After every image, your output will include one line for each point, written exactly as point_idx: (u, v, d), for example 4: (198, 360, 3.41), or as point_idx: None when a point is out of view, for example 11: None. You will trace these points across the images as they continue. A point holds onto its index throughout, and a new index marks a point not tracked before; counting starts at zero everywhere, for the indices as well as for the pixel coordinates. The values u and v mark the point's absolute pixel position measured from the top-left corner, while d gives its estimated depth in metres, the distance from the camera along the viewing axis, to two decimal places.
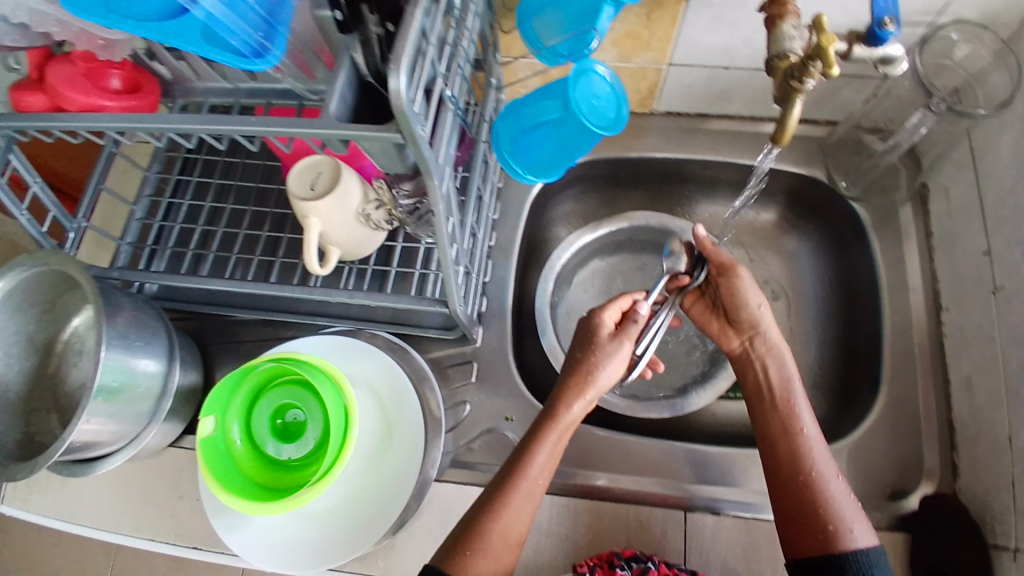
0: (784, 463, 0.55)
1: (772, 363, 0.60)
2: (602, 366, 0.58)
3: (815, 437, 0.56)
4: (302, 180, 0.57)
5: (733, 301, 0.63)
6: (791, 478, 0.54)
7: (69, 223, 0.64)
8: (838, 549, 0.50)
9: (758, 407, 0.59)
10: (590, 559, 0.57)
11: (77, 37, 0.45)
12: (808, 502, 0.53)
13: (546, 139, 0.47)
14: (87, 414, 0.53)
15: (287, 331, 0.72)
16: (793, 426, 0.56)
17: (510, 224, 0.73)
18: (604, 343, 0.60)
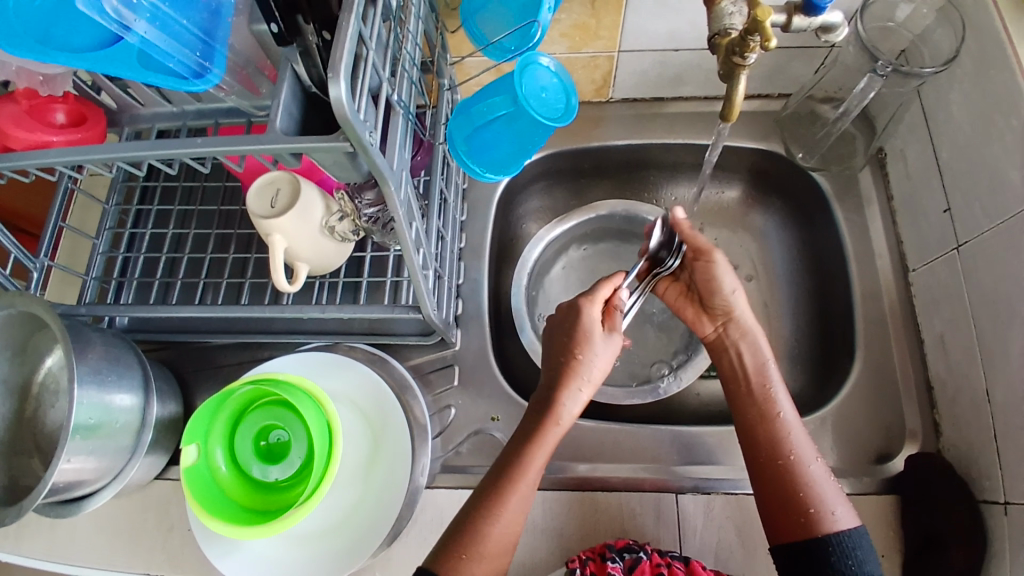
0: (763, 444, 0.55)
1: (747, 350, 0.60)
2: (597, 362, 0.58)
3: (794, 420, 0.56)
4: (261, 199, 0.56)
5: (708, 286, 0.63)
6: (771, 459, 0.54)
7: (33, 262, 0.62)
8: (819, 531, 0.51)
9: (734, 392, 0.59)
10: (583, 553, 0.57)
11: (16, 75, 0.44)
12: (788, 483, 0.53)
13: (501, 136, 0.47)
14: (66, 454, 0.52)
15: (263, 352, 0.71)
16: (771, 411, 0.56)
17: (479, 225, 0.73)
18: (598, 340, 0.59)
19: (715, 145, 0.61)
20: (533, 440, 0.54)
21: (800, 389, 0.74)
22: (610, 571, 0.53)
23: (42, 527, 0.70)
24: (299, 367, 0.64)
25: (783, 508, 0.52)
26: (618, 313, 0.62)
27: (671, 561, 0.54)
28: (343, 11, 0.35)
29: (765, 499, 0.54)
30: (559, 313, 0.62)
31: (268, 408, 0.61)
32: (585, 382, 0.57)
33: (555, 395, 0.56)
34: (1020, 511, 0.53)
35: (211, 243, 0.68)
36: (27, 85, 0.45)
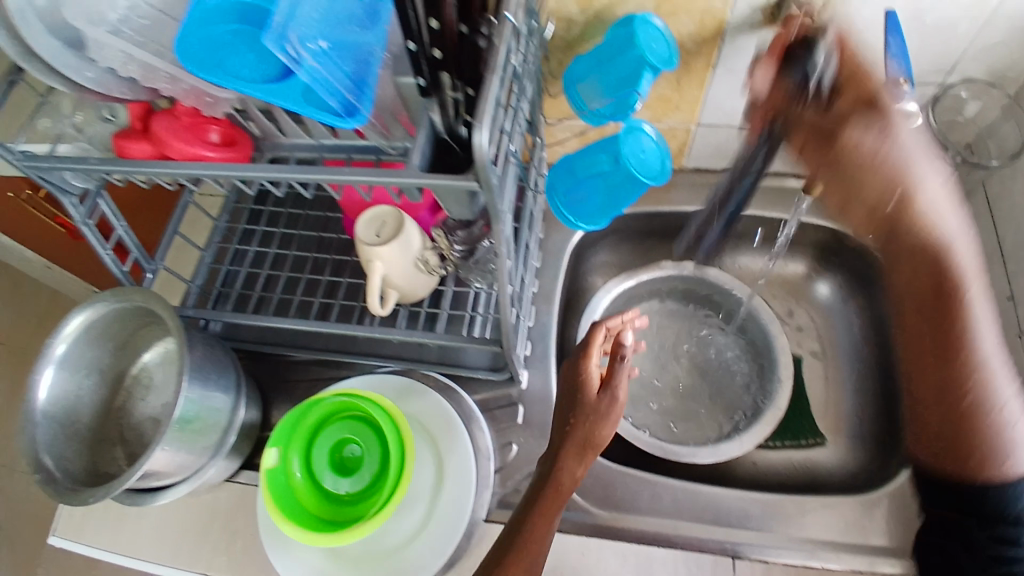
0: (958, 393, 0.57)
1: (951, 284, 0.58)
2: (601, 428, 0.56)
3: (977, 352, 0.57)
4: (369, 229, 0.62)
5: (852, 163, 0.56)
6: (953, 402, 0.58)
7: (149, 265, 0.68)
8: (986, 477, 0.57)
9: (927, 321, 0.59)
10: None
11: (185, 93, 0.49)
12: (967, 429, 0.57)
13: (599, 190, 0.52)
14: (164, 443, 0.57)
15: (340, 371, 0.76)
16: (955, 353, 0.57)
17: (552, 272, 0.77)
18: (597, 407, 0.56)
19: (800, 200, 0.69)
20: (542, 499, 0.53)
21: (859, 465, 0.74)
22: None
23: (118, 519, 0.73)
24: (377, 386, 0.68)
25: (959, 454, 0.59)
26: (618, 365, 0.58)
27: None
28: (489, 72, 0.41)
29: (940, 443, 0.60)
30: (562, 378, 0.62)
31: (344, 418, 0.65)
32: (583, 446, 0.55)
33: (557, 461, 0.54)
34: None
35: (308, 265, 0.74)
36: (195, 104, 0.50)
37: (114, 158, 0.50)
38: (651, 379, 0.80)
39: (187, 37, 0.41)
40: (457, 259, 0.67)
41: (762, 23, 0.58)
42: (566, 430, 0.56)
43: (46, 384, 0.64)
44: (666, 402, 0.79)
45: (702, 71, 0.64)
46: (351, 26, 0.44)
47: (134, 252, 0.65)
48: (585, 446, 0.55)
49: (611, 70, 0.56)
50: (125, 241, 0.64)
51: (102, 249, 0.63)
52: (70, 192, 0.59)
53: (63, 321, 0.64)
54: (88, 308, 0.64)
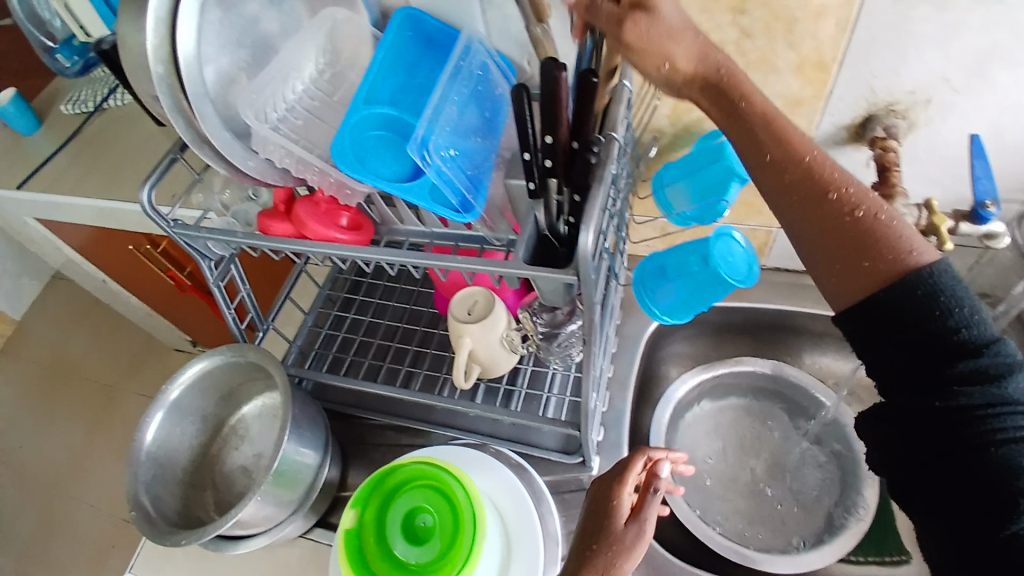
0: (796, 169, 0.48)
1: (790, 127, 0.49)
2: (622, 563, 0.50)
3: (801, 141, 0.49)
4: (461, 307, 0.67)
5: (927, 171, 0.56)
6: (813, 194, 0.48)
7: (262, 323, 0.75)
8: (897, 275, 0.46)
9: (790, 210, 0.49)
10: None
11: (327, 184, 0.57)
12: (849, 240, 0.47)
13: (686, 288, 0.55)
14: (260, 493, 0.62)
15: (417, 439, 0.79)
16: (797, 154, 0.49)
17: (627, 359, 0.79)
18: (621, 537, 0.52)
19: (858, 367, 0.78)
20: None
21: None
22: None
23: (196, 563, 0.77)
24: (453, 457, 0.70)
25: (851, 268, 0.47)
26: (649, 495, 0.54)
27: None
28: (596, 184, 0.47)
29: (830, 270, 0.48)
30: (590, 495, 0.58)
31: (422, 483, 0.65)
32: None
33: None
34: None
35: (398, 334, 0.80)
36: (333, 193, 0.58)
37: (259, 234, 0.59)
38: (724, 474, 0.79)
39: (341, 145, 0.49)
40: (540, 339, 0.69)
41: (847, 140, 0.65)
42: (583, 556, 0.52)
43: (155, 425, 0.69)
44: (739, 500, 0.77)
45: None
46: (474, 138, 0.51)
47: (252, 313, 0.73)
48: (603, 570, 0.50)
49: (699, 179, 0.60)
50: (246, 302, 0.72)
51: (226, 307, 0.70)
52: (208, 257, 0.67)
53: (182, 368, 0.70)
54: (204, 359, 0.71)
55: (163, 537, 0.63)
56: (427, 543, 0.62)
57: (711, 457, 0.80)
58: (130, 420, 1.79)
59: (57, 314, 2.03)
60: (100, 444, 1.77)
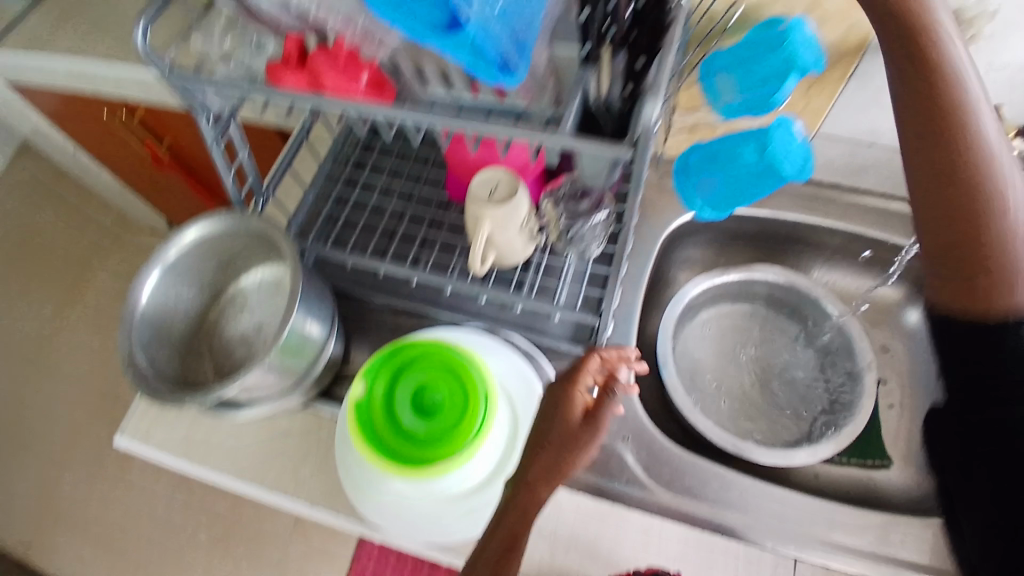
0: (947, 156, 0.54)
1: (956, 82, 0.51)
2: (574, 458, 0.55)
3: (970, 100, 0.52)
4: (483, 187, 0.63)
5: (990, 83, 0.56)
6: (949, 165, 0.54)
7: (262, 192, 0.70)
8: (995, 303, 0.57)
9: (934, 184, 0.55)
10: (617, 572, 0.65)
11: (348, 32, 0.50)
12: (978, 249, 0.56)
13: (729, 181, 0.53)
14: (268, 362, 0.62)
15: (422, 322, 0.78)
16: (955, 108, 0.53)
17: (643, 258, 0.78)
18: (577, 432, 0.55)
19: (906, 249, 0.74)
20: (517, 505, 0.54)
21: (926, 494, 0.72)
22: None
23: (193, 425, 0.77)
24: (462, 340, 0.69)
25: (968, 250, 0.56)
26: (610, 397, 0.57)
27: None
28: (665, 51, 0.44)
29: (950, 253, 0.57)
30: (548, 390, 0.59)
31: (431, 363, 0.65)
32: (554, 476, 0.54)
33: (527, 486, 0.54)
34: None
35: (407, 217, 0.76)
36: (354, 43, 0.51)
37: (270, 86, 0.53)
38: (721, 373, 0.81)
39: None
40: (560, 229, 0.69)
41: None
42: (541, 450, 0.55)
43: (150, 288, 0.66)
44: (735, 400, 0.79)
45: (834, 82, 0.66)
46: None
47: (252, 178, 0.68)
48: (560, 459, 0.54)
49: (753, 66, 0.56)
50: (246, 166, 0.66)
51: (225, 171, 0.65)
52: (207, 112, 0.60)
53: (180, 230, 0.66)
54: (202, 222, 0.67)
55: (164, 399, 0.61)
56: (434, 420, 0.62)
57: (713, 359, 0.82)
58: (110, 298, 1.75)
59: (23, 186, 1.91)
60: (78, 318, 1.73)
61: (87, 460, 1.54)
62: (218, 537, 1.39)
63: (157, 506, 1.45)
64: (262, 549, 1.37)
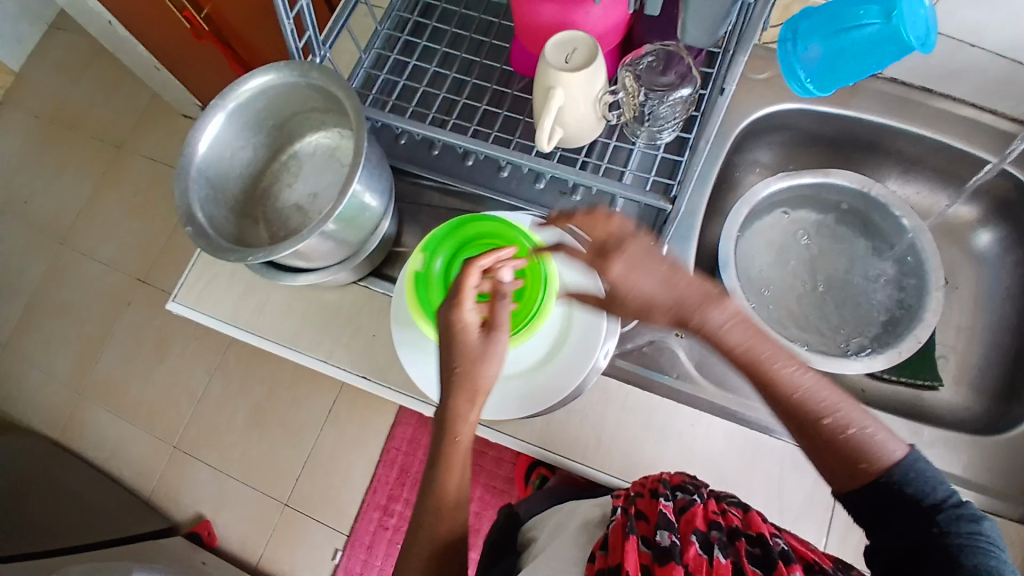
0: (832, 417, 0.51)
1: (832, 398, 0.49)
2: (488, 370, 0.54)
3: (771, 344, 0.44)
4: (558, 52, 0.59)
5: None
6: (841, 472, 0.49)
7: (320, 50, 0.66)
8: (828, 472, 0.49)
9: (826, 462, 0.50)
10: (633, 490, 0.59)
11: None
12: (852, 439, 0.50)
13: (838, 51, 0.48)
14: (323, 229, 0.59)
15: (474, 206, 0.75)
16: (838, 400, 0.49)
17: (713, 153, 0.73)
18: (477, 350, 0.54)
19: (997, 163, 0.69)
20: (446, 454, 0.54)
21: (974, 416, 0.71)
22: (661, 508, 0.53)
23: (242, 294, 0.77)
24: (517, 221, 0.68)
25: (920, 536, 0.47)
26: (500, 302, 0.55)
27: (726, 509, 0.54)
28: None
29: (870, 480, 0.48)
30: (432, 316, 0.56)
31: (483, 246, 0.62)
32: (476, 392, 0.54)
33: (454, 411, 0.54)
34: None
35: (467, 90, 0.72)
36: None
37: None
38: (779, 284, 0.79)
39: None
40: (636, 109, 0.65)
41: None
42: (448, 391, 0.54)
43: (208, 139, 0.63)
44: (788, 311, 0.77)
45: None
46: None
47: (310, 31, 0.64)
48: (458, 390, 0.54)
49: None
50: (306, 16, 0.62)
51: (285, 16, 0.61)
52: None
53: (244, 78, 0.62)
54: (267, 71, 0.62)
55: (216, 253, 0.60)
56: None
57: (772, 267, 0.79)
58: (140, 180, 1.72)
59: (59, 63, 1.86)
60: (108, 201, 1.72)
61: (125, 341, 1.58)
62: (254, 420, 1.45)
63: (194, 388, 1.50)
64: (296, 433, 1.42)
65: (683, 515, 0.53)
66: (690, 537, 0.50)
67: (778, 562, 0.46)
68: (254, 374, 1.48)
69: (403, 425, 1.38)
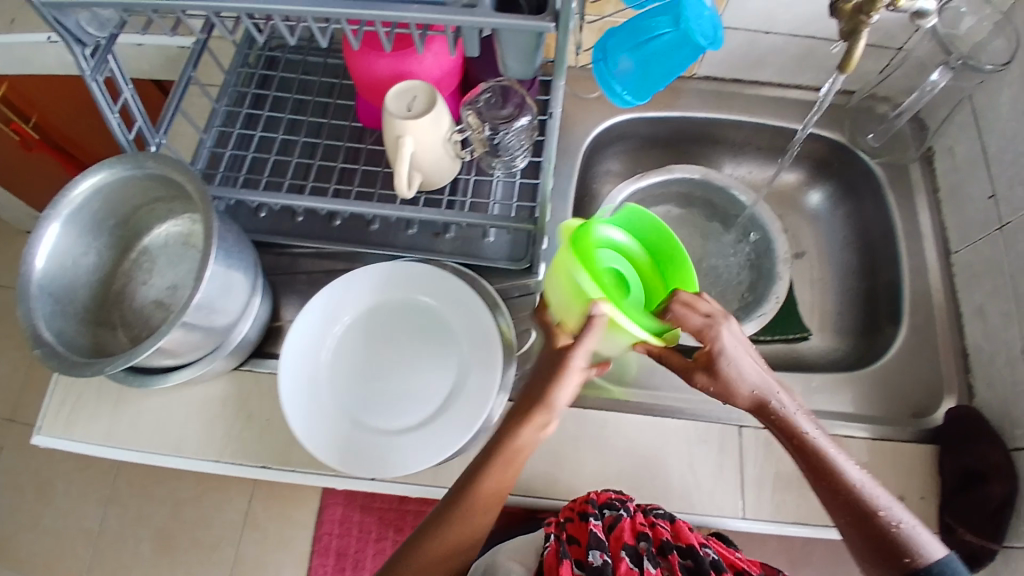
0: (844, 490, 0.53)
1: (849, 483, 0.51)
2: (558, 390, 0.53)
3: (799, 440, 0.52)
4: (399, 101, 0.60)
5: None
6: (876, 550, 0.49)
7: (153, 136, 0.64)
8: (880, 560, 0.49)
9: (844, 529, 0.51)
10: (563, 513, 0.61)
11: None
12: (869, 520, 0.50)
13: (644, 60, 0.52)
14: (182, 322, 0.55)
15: (350, 264, 0.74)
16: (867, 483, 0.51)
17: (567, 170, 0.78)
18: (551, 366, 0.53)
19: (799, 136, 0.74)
20: (432, 532, 0.54)
21: (844, 353, 0.78)
22: (592, 528, 0.56)
23: (116, 410, 0.70)
24: (391, 272, 0.68)
25: None
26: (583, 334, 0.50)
27: (653, 520, 0.59)
28: None
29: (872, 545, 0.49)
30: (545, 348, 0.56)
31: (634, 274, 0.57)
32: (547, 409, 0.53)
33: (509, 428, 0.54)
34: None
35: (319, 151, 0.71)
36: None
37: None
38: None
39: None
40: (486, 144, 0.67)
41: None
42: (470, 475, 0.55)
43: (44, 252, 0.58)
44: None
45: None
46: None
47: (139, 119, 0.61)
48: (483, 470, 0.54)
49: None
50: (132, 106, 0.60)
51: (109, 111, 0.58)
52: (83, 42, 0.53)
53: (69, 183, 0.58)
54: (94, 174, 0.59)
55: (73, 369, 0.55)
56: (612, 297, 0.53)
57: None
58: None
59: None
60: None
61: None
62: (163, 545, 1.30)
63: (89, 527, 1.33)
64: (215, 545, 1.30)
65: (612, 532, 0.57)
66: (621, 554, 0.56)
67: (706, 573, 0.54)
68: (153, 494, 1.34)
69: (330, 506, 1.29)
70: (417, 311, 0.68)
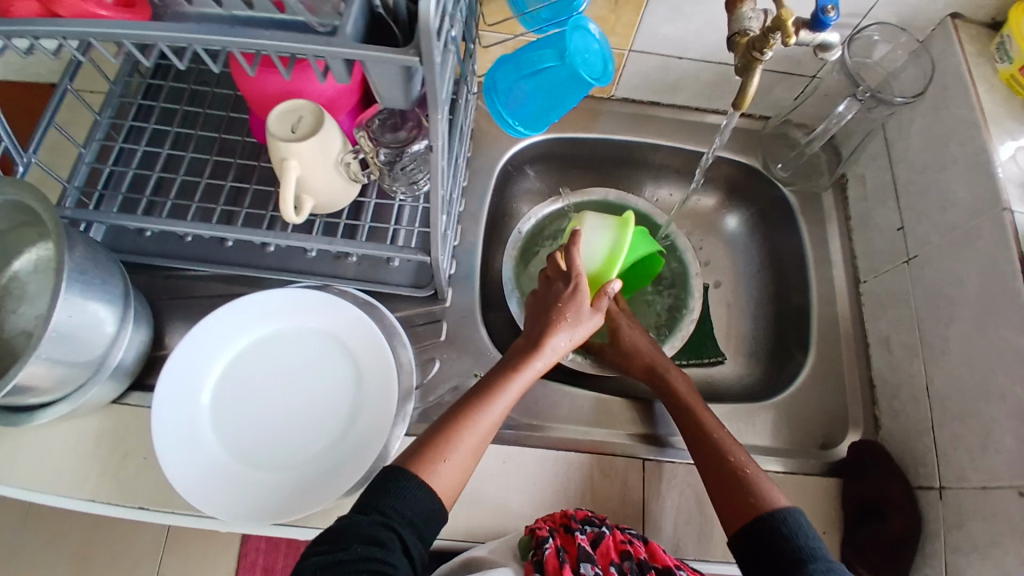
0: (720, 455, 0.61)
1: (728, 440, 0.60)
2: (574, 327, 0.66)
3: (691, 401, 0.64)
4: (282, 122, 0.56)
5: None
6: (738, 490, 0.56)
7: (21, 156, 0.59)
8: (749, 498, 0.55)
9: (717, 476, 0.58)
10: (542, 523, 0.59)
11: None
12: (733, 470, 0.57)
13: (538, 89, 0.50)
14: (41, 355, 0.51)
15: (245, 288, 0.71)
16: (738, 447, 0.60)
17: (478, 192, 0.76)
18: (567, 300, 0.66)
19: (708, 154, 0.70)
20: (452, 431, 0.57)
21: (753, 380, 0.78)
22: (580, 543, 0.55)
23: None
24: (286, 301, 0.65)
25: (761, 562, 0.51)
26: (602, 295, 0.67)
27: (630, 537, 0.59)
28: None
29: (736, 489, 0.56)
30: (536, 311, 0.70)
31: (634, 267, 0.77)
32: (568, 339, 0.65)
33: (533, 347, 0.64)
34: (954, 494, 0.58)
35: (209, 169, 0.67)
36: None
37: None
38: None
39: None
40: (382, 165, 0.62)
41: None
42: (477, 393, 0.60)
43: None
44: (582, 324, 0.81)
45: (632, 13, 0.65)
46: None
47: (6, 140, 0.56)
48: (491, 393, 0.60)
49: None
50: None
51: None
52: None
53: None
54: None
55: None
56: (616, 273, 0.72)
57: None
58: None
59: None
60: None
61: None
62: None
63: None
64: None
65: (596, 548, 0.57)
66: (608, 569, 0.55)
67: None
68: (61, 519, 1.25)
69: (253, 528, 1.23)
70: (312, 342, 0.65)
